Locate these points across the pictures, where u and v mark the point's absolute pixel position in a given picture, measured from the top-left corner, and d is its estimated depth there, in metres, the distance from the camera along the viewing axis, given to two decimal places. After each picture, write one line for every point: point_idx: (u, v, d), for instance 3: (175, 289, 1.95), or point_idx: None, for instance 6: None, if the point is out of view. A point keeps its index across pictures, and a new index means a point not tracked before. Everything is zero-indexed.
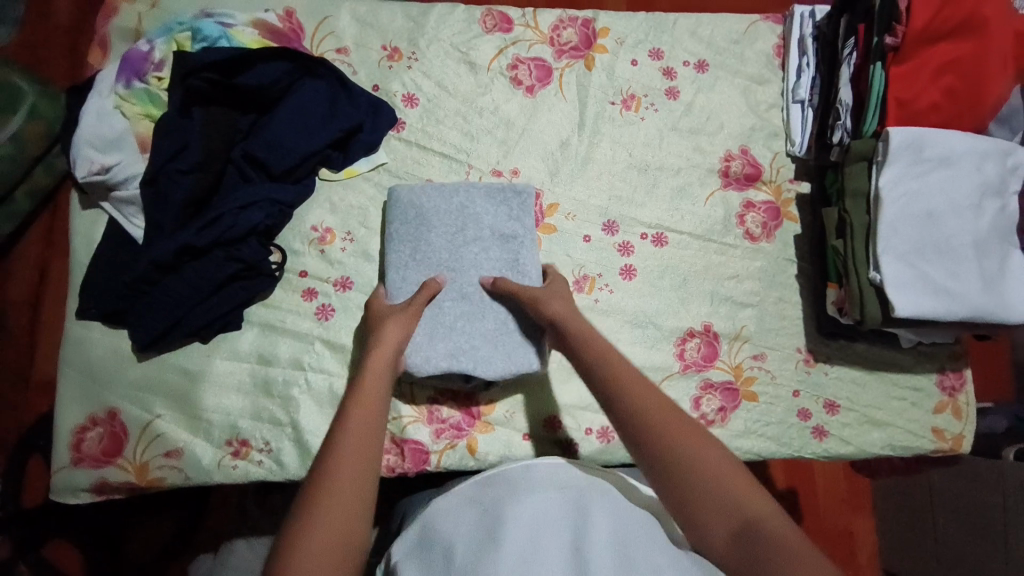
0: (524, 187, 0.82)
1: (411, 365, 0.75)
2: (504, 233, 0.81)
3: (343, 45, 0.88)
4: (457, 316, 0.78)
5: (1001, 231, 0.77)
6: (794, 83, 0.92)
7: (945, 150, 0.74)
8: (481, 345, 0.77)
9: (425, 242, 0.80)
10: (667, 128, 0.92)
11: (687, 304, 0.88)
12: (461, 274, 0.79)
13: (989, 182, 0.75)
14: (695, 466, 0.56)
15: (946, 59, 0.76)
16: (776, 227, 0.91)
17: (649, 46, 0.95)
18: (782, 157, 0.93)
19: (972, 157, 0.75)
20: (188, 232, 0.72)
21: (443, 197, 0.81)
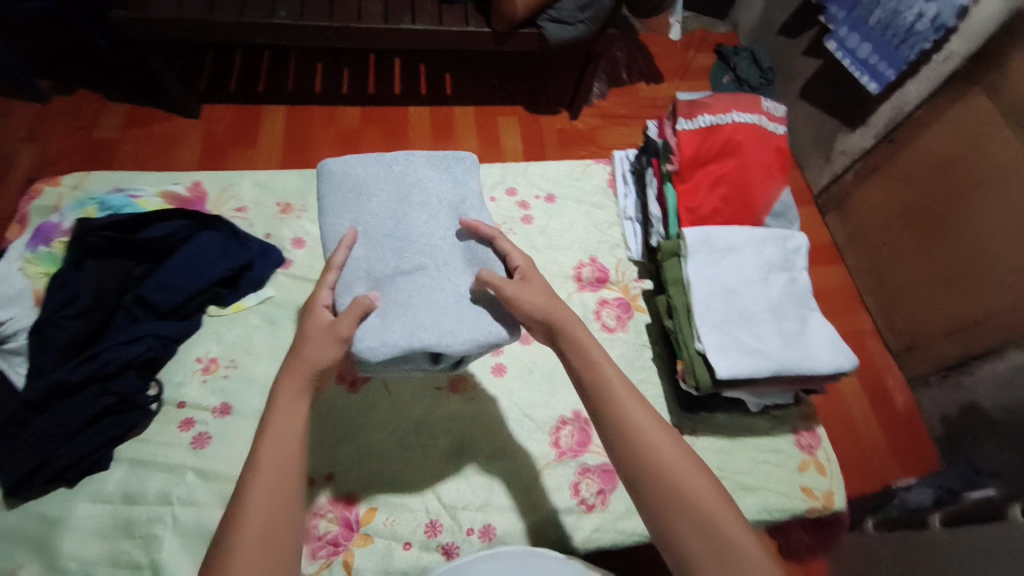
0: (465, 155, 0.82)
1: (364, 351, 0.65)
2: (452, 198, 0.77)
3: (242, 205, 1.04)
4: (411, 293, 0.70)
5: (795, 298, 0.92)
6: (624, 206, 1.15)
7: (730, 241, 0.92)
8: (440, 319, 0.68)
9: (365, 219, 0.74)
10: (527, 246, 1.09)
11: (561, 393, 0.93)
12: (412, 241, 0.73)
13: (771, 261, 0.92)
14: (683, 485, 0.60)
15: (720, 174, 0.96)
16: (628, 318, 1.04)
17: (506, 186, 1.16)
18: (625, 263, 1.10)
19: (752, 244, 0.93)
20: (64, 369, 0.78)
21: (379, 166, 0.78)
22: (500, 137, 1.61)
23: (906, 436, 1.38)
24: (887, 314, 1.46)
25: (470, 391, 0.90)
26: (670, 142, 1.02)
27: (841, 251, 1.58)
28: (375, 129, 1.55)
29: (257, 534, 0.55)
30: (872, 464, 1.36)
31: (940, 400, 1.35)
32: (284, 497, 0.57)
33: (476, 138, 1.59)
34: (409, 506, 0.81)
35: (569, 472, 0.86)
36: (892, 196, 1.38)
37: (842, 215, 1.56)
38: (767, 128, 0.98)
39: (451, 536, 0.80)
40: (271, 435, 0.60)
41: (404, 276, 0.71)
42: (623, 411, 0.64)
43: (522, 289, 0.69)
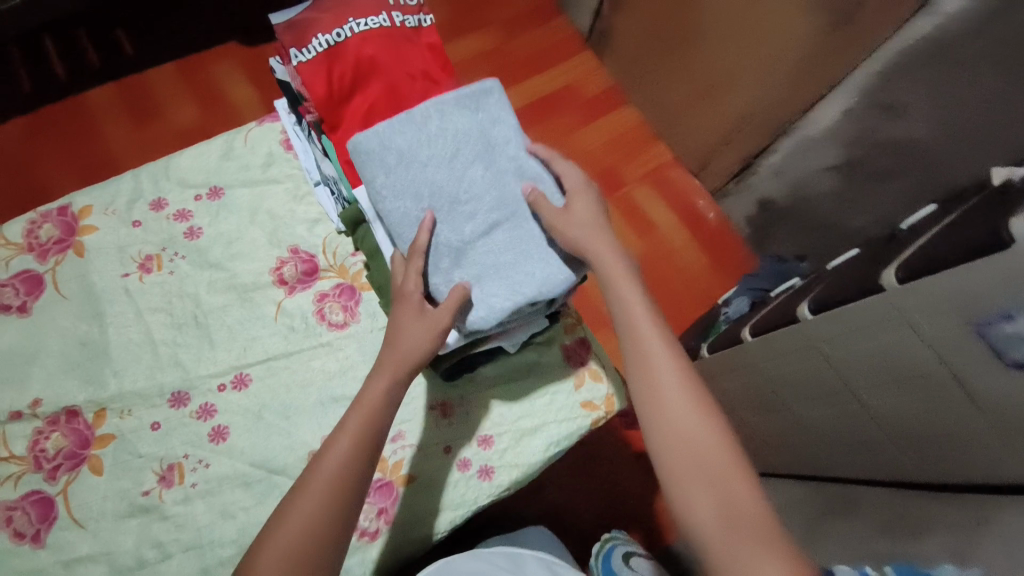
0: (487, 85, 0.71)
1: (481, 322, 0.65)
2: (489, 139, 0.70)
3: None
4: (500, 248, 0.67)
5: (496, 178, 0.69)
6: (306, 169, 0.91)
7: (405, 141, 0.67)
8: (532, 268, 0.66)
9: (473, 167, 0.68)
10: (203, 267, 0.85)
11: (301, 422, 0.79)
12: (479, 201, 0.68)
13: (453, 149, 0.68)
14: (698, 444, 0.60)
15: (366, 108, 0.75)
16: (357, 304, 0.86)
17: (150, 200, 0.88)
18: (334, 238, 0.89)
19: (422, 138, 0.67)
20: None
21: (414, 123, 0.67)
22: (222, 89, 1.45)
23: (725, 247, 1.53)
24: (676, 138, 1.54)
25: (188, 477, 0.74)
26: (293, 89, 0.79)
27: (621, 90, 1.62)
28: (68, 142, 1.37)
29: (302, 519, 0.59)
30: (699, 284, 1.51)
31: (740, 204, 1.49)
32: (331, 491, 0.60)
33: (191, 101, 1.43)
34: None
35: None
36: (643, 25, 1.43)
37: (614, 56, 1.59)
38: (404, 26, 0.77)
39: None
40: (356, 419, 0.65)
41: (488, 237, 0.68)
42: (648, 341, 0.65)
43: (574, 215, 0.68)
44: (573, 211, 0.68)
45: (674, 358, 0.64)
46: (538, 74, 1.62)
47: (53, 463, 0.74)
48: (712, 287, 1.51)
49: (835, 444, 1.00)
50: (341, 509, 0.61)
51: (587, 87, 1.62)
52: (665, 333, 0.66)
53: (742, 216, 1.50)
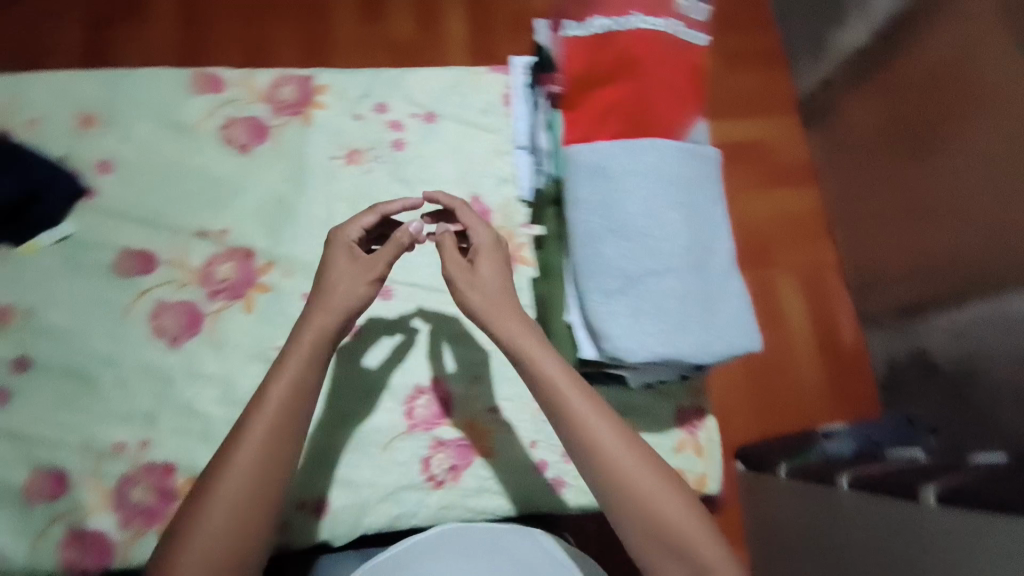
0: (707, 152, 0.73)
1: (626, 355, 0.66)
2: (693, 197, 0.71)
3: (31, 117, 0.84)
4: (670, 295, 0.66)
5: (693, 233, 0.69)
6: (515, 129, 0.93)
7: (626, 167, 0.69)
8: (694, 328, 0.66)
9: (673, 211, 0.69)
10: (394, 178, 0.90)
11: (416, 354, 0.83)
12: (672, 243, 0.68)
13: (660, 190, 0.69)
14: (645, 491, 0.59)
15: (611, 101, 0.74)
16: (509, 273, 0.89)
17: (375, 100, 0.93)
18: (514, 204, 0.91)
19: (636, 171, 0.69)
20: None
21: (631, 155, 0.70)
22: (443, 17, 1.40)
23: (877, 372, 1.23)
24: (852, 248, 1.27)
25: None
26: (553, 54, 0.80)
27: (816, 170, 1.36)
28: (296, 8, 1.37)
29: (215, 546, 0.54)
30: (809, 404, 1.24)
31: (886, 342, 1.21)
32: (256, 502, 0.56)
33: (413, 18, 1.39)
34: None
35: (420, 446, 0.79)
36: (878, 122, 1.16)
37: (825, 131, 1.32)
38: (676, 36, 0.74)
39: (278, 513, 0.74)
40: (264, 420, 0.59)
41: (665, 280, 0.67)
42: (577, 401, 0.62)
43: (480, 275, 0.68)
44: (478, 267, 0.68)
45: (593, 411, 0.62)
46: (740, 118, 1.38)
47: (217, 286, 0.82)
48: (824, 407, 1.24)
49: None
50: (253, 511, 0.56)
51: (777, 154, 1.37)
52: (578, 378, 0.63)
53: (885, 357, 1.22)
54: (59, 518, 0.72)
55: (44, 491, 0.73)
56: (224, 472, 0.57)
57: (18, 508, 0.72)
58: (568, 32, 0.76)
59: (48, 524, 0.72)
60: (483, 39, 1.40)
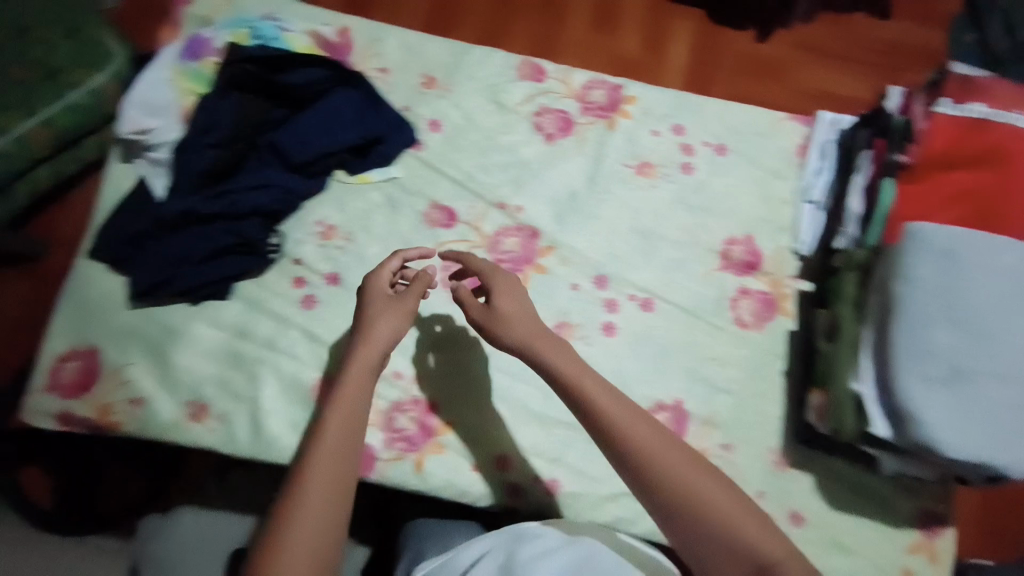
0: None
1: (944, 447, 0.67)
2: None
3: (385, 66, 0.95)
4: (998, 399, 0.68)
5: None
6: (808, 183, 0.93)
7: (983, 263, 0.69)
8: (1016, 438, 0.67)
9: (1018, 316, 0.69)
10: (676, 200, 0.94)
11: (664, 373, 0.86)
12: (1012, 348, 0.68)
13: (1011, 294, 0.69)
14: (724, 519, 0.60)
15: (962, 187, 0.75)
16: (769, 318, 0.89)
17: (675, 121, 0.97)
18: (787, 253, 0.91)
19: (992, 269, 0.69)
20: (198, 200, 0.82)
21: (989, 251, 0.70)
22: (669, 41, 1.42)
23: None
24: None
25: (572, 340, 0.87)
26: (914, 125, 0.80)
27: None
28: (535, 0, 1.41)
29: (314, 525, 0.58)
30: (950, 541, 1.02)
31: None
32: (345, 485, 0.62)
33: (642, 35, 1.41)
34: (487, 435, 0.83)
35: None
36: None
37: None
38: None
39: (518, 477, 0.82)
40: (336, 411, 0.65)
41: (995, 382, 0.68)
42: (634, 440, 0.64)
43: (499, 311, 0.73)
44: (498, 304, 0.73)
45: (661, 441, 0.64)
46: None
47: (501, 256, 0.89)
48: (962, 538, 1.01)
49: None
50: (332, 516, 0.59)
51: None
52: (616, 397, 0.67)
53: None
54: None
55: None
56: (292, 501, 0.59)
57: (307, 401, 0.83)
58: (939, 109, 0.78)
59: None
60: (704, 73, 1.41)
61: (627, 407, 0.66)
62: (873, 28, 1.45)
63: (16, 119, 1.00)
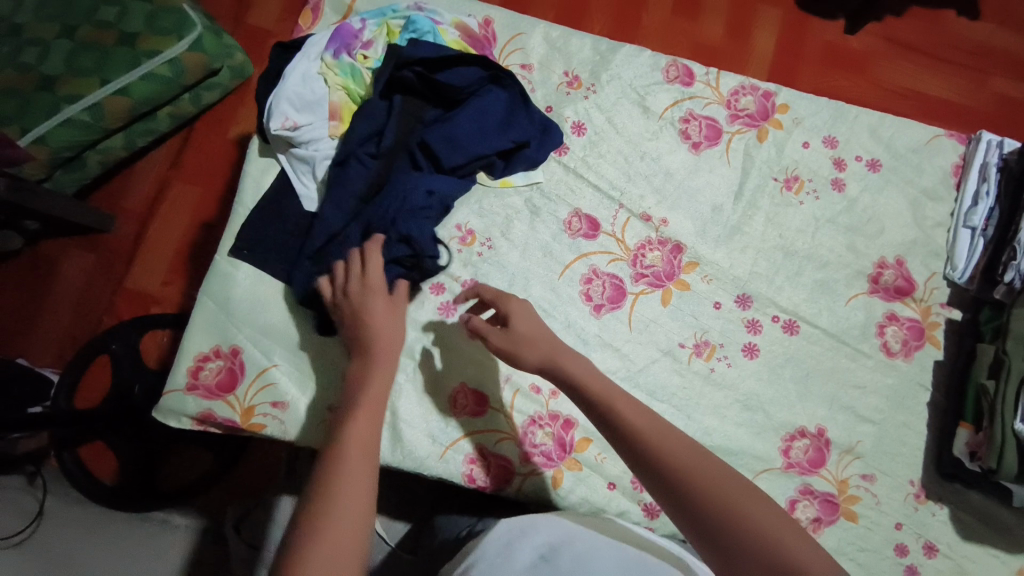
0: None
1: None
2: None
3: (528, 62, 0.92)
4: None
5: None
6: (968, 208, 0.89)
7: None
8: None
9: None
10: (824, 218, 0.90)
11: (806, 398, 0.85)
12: None
13: None
14: (756, 526, 0.53)
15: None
16: (917, 347, 0.86)
17: (825, 133, 0.93)
18: (938, 279, 0.89)
19: None
20: (371, 209, 0.78)
21: None
22: (753, 30, 1.32)
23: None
24: None
25: (713, 361, 0.85)
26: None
27: None
28: None
29: (346, 512, 0.53)
30: None
31: None
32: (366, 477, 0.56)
33: (724, 23, 1.32)
34: None
35: (790, 487, 0.81)
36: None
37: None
38: None
39: (654, 497, 0.81)
40: (361, 408, 0.62)
41: None
42: (651, 444, 0.59)
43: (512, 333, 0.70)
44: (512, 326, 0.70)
45: (678, 445, 0.58)
46: None
47: (642, 270, 0.87)
48: None
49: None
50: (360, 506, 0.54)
51: None
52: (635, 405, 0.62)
53: None
54: (475, 433, 0.80)
55: (468, 404, 0.81)
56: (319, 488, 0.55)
57: (446, 411, 0.81)
58: None
59: (464, 436, 0.80)
60: (789, 64, 1.32)
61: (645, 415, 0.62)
62: (965, 30, 1.36)
63: (93, 85, 0.99)
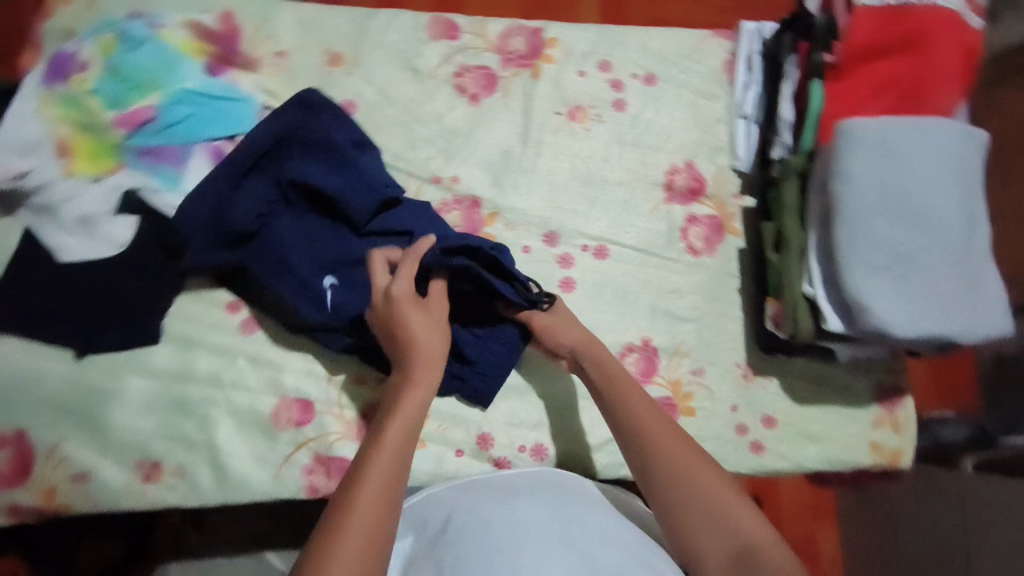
0: (976, 132, 0.72)
1: (886, 331, 0.67)
2: (964, 178, 0.70)
3: (282, 48, 0.88)
4: (937, 275, 0.68)
5: (969, 209, 0.70)
6: (739, 99, 0.92)
7: (917, 144, 0.69)
8: (959, 306, 0.68)
9: (950, 193, 0.69)
10: (613, 139, 0.92)
11: (629, 315, 0.87)
12: (943, 223, 0.68)
13: (950, 176, 0.69)
14: (716, 501, 0.63)
15: (886, 76, 0.75)
16: (719, 241, 0.91)
17: (599, 58, 0.94)
18: (727, 172, 0.92)
19: (923, 153, 0.69)
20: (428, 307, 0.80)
21: (916, 133, 0.69)
22: None
23: (1011, 383, 1.20)
24: None
25: None
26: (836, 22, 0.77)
27: None
28: None
29: (371, 524, 0.56)
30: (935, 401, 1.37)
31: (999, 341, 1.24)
32: (399, 482, 0.60)
33: None
34: (462, 417, 0.82)
35: None
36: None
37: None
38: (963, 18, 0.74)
39: (502, 451, 0.82)
40: (395, 423, 0.64)
41: (933, 259, 0.68)
42: (642, 422, 0.68)
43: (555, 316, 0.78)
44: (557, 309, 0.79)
45: (663, 428, 0.68)
46: None
47: None
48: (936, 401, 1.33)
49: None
50: (388, 495, 0.59)
51: None
52: (637, 388, 0.72)
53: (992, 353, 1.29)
54: (307, 443, 0.78)
55: (292, 416, 0.79)
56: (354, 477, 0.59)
57: (270, 429, 0.78)
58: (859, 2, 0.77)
59: (296, 449, 0.78)
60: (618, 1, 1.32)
61: (643, 398, 0.71)
62: None
63: None
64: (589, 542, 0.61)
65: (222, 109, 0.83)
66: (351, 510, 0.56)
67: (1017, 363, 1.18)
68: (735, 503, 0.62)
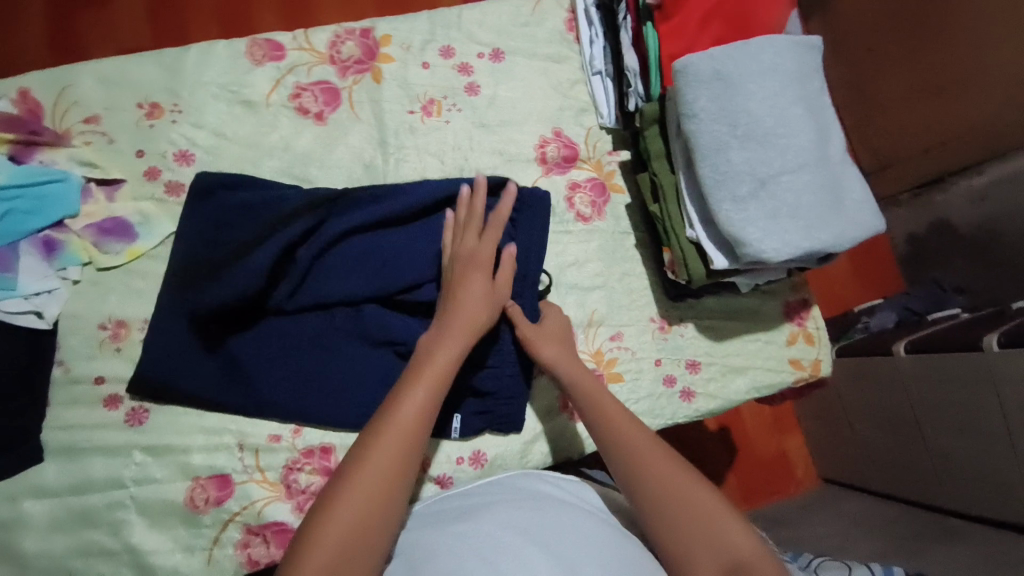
0: (811, 43, 0.75)
1: (767, 255, 0.68)
2: (803, 92, 0.72)
3: (91, 113, 0.80)
4: (800, 190, 0.70)
5: (814, 120, 0.73)
6: (589, 56, 0.91)
7: (752, 69, 0.70)
8: (825, 216, 0.70)
9: (794, 109, 0.71)
10: (474, 126, 0.88)
11: None
12: (794, 139, 0.70)
13: (792, 93, 0.71)
14: (708, 516, 0.58)
15: (710, 5, 0.76)
16: (605, 203, 0.89)
17: (439, 45, 0.90)
18: (596, 132, 0.91)
19: (762, 76, 0.70)
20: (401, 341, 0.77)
21: (750, 57, 0.70)
22: None
23: (931, 260, 1.27)
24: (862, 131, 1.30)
25: None
26: None
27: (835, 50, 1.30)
28: None
29: (382, 481, 0.55)
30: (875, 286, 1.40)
31: (907, 221, 1.29)
32: (420, 439, 0.58)
33: None
34: None
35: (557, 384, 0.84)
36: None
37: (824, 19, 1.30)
38: None
39: (442, 468, 0.79)
40: (425, 374, 0.62)
41: (793, 176, 0.70)
42: (630, 442, 0.63)
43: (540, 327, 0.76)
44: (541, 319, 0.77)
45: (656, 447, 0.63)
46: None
47: None
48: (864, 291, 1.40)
49: (972, 480, 0.97)
50: (407, 455, 0.57)
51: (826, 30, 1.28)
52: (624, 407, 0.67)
53: (906, 234, 1.31)
54: (234, 518, 0.73)
55: (210, 495, 0.73)
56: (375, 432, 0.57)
57: (189, 517, 0.73)
58: None
59: (224, 527, 0.73)
60: None
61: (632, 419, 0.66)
62: None
63: None
64: (558, 531, 0.58)
65: (41, 193, 0.74)
66: (370, 466, 0.55)
67: (931, 240, 1.25)
68: (728, 517, 0.58)
